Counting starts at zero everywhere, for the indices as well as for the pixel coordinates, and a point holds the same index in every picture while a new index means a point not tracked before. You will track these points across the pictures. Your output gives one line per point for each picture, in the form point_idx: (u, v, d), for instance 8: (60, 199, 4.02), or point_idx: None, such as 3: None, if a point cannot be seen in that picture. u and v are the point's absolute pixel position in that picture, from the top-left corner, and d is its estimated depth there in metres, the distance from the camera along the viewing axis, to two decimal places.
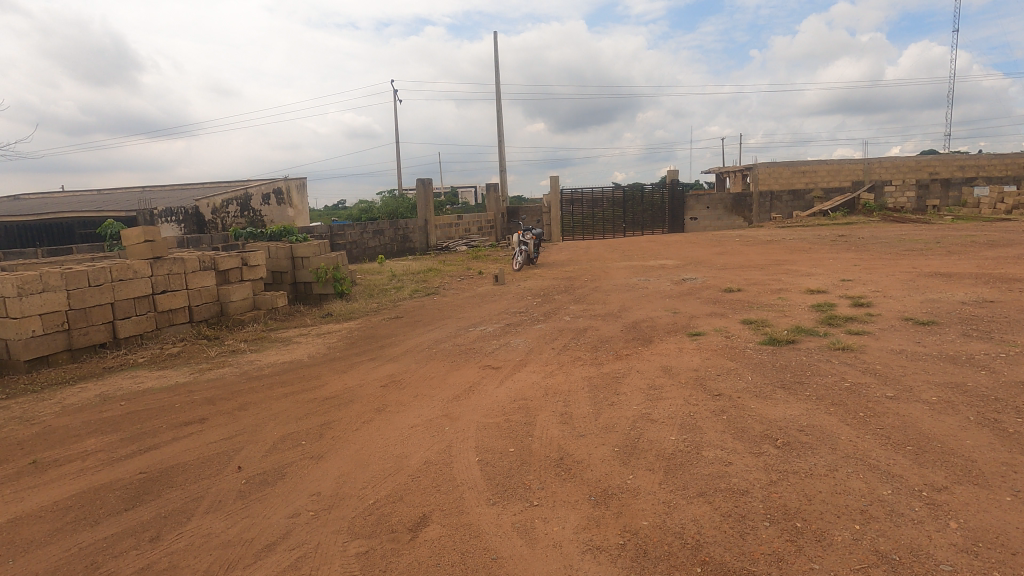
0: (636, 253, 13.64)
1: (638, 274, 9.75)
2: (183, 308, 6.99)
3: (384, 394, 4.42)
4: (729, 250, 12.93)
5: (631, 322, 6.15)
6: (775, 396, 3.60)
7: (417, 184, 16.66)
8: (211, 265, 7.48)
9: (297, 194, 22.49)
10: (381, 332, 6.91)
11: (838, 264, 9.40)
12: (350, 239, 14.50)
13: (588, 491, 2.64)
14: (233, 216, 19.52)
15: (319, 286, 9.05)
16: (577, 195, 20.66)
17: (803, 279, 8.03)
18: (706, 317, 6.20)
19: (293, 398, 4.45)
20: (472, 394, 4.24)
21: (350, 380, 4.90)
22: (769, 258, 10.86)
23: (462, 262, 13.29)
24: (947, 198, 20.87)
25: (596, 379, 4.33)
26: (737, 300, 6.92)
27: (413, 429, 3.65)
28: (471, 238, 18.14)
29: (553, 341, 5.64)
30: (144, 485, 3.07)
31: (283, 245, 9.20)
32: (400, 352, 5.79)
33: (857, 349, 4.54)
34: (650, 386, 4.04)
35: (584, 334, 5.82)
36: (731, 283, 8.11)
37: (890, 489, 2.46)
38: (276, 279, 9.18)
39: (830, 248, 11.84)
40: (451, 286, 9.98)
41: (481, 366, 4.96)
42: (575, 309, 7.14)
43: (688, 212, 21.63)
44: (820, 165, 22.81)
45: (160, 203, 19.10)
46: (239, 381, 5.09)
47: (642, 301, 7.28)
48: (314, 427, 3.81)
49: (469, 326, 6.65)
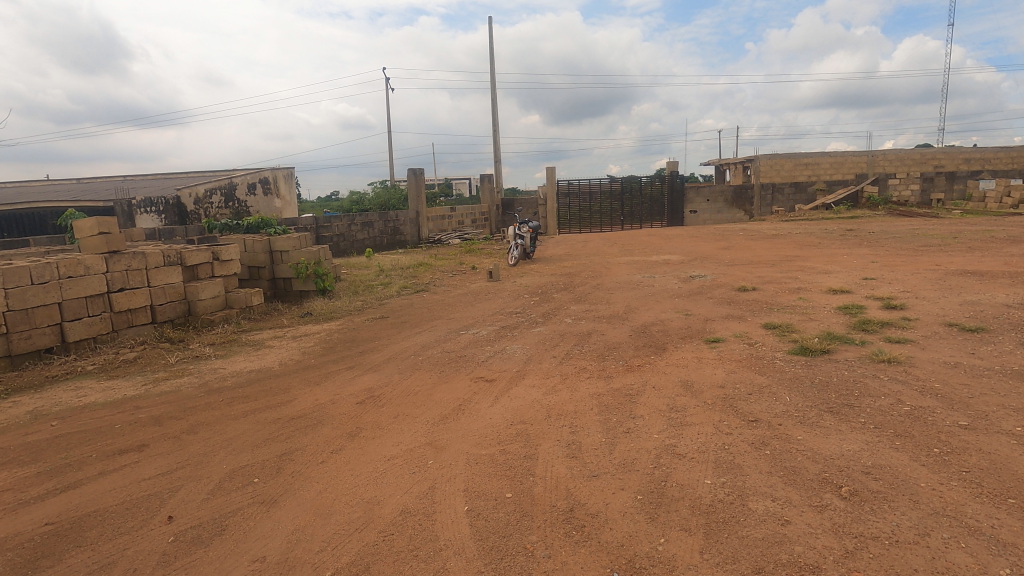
0: (637, 247, 13.04)
1: (643, 270, 9.14)
2: (144, 307, 6.34)
3: (359, 414, 3.79)
4: (735, 244, 12.35)
5: (640, 326, 5.54)
6: (824, 424, 3.00)
7: (408, 174, 15.96)
8: (177, 261, 6.81)
9: (284, 184, 21.76)
10: (363, 334, 6.28)
11: (855, 261, 8.82)
12: (338, 231, 13.81)
13: (608, 565, 2.05)
14: (217, 207, 18.77)
15: (299, 282, 8.40)
16: (575, 186, 20.01)
17: (822, 277, 7.45)
18: (722, 320, 5.60)
19: (254, 418, 3.82)
20: (463, 415, 3.62)
21: (323, 394, 4.27)
22: (779, 253, 10.30)
23: (455, 257, 12.64)
24: (952, 191, 20.43)
25: (606, 396, 3.72)
26: (754, 301, 6.32)
27: (390, 464, 3.03)
28: (465, 230, 17.50)
29: (554, 348, 5.03)
30: (47, 542, 2.45)
31: (260, 238, 8.53)
32: (383, 360, 5.16)
33: (906, 361, 3.95)
34: (672, 407, 3.44)
35: (588, 340, 5.21)
36: (743, 281, 7.53)
37: (1007, 566, 1.87)
38: (253, 275, 8.51)
39: (841, 243, 11.30)
40: (442, 283, 9.34)
41: (473, 379, 4.34)
42: (577, 310, 6.52)
43: (688, 205, 21.00)
44: (823, 157, 22.24)
45: (140, 194, 18.32)
46: (196, 394, 4.46)
47: (650, 302, 6.67)
48: (272, 458, 3.18)
49: (460, 329, 6.03)
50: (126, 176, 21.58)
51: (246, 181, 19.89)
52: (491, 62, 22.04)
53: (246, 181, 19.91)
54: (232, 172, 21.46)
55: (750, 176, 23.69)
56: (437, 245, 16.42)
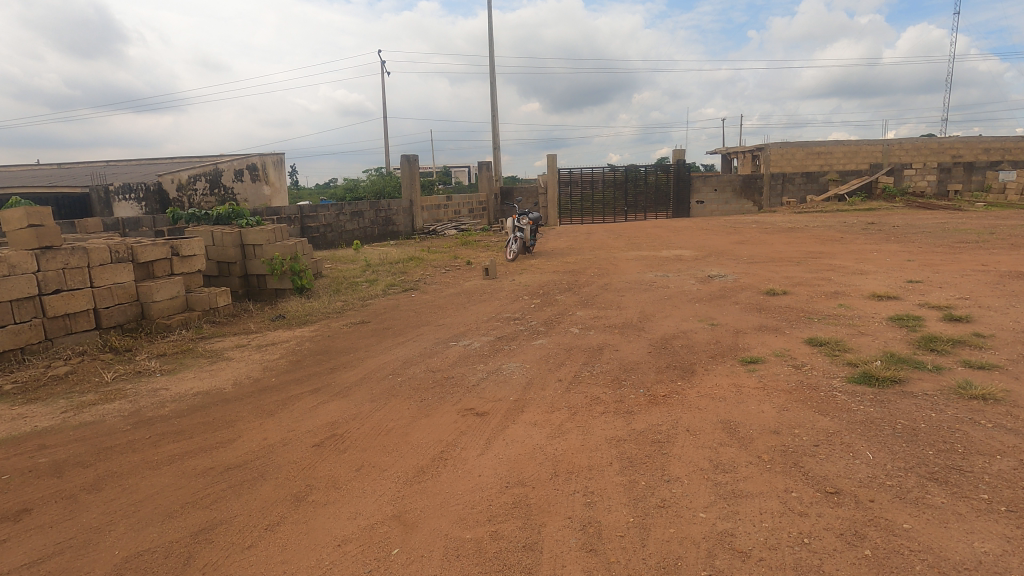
0: (645, 240, 12.21)
1: (654, 268, 8.31)
2: (87, 311, 5.50)
3: (313, 465, 2.97)
4: (750, 238, 11.51)
5: (659, 340, 4.72)
6: (935, 504, 2.19)
7: (402, 161, 15.04)
8: (128, 257, 5.97)
9: (274, 171, 20.53)
10: (338, 344, 5.45)
11: (888, 259, 8.00)
12: (326, 222, 12.89)
13: None
14: (202, 194, 17.82)
15: (274, 280, 7.57)
16: (577, 175, 19.09)
17: (859, 278, 6.62)
18: (755, 333, 4.78)
19: (180, 468, 3.01)
20: (445, 471, 2.81)
21: (274, 430, 3.45)
22: (801, 249, 9.47)
23: (449, 250, 11.78)
24: (971, 182, 19.55)
25: (629, 445, 2.91)
26: (787, 309, 5.49)
27: (340, 553, 2.21)
28: (462, 221, 16.66)
29: (559, 368, 4.21)
30: None
31: (231, 229, 7.67)
32: (356, 380, 4.34)
33: (1005, 397, 3.13)
34: (717, 465, 2.62)
35: (599, 358, 4.38)
36: (770, 283, 6.70)
37: None
38: (222, 271, 7.67)
39: (866, 238, 10.48)
40: (434, 280, 8.50)
41: (461, 413, 3.52)
42: (585, 317, 5.70)
43: (695, 195, 20.03)
44: (837, 146, 21.27)
45: (119, 181, 17.37)
46: (122, 426, 3.64)
47: (667, 308, 5.84)
48: (184, 539, 2.37)
49: (449, 340, 5.20)
50: (108, 161, 20.58)
51: (233, 168, 18.88)
52: (490, 44, 21.00)
53: (233, 168, 18.88)
54: (219, 158, 20.45)
55: (760, 165, 22.73)
56: (432, 236, 15.54)
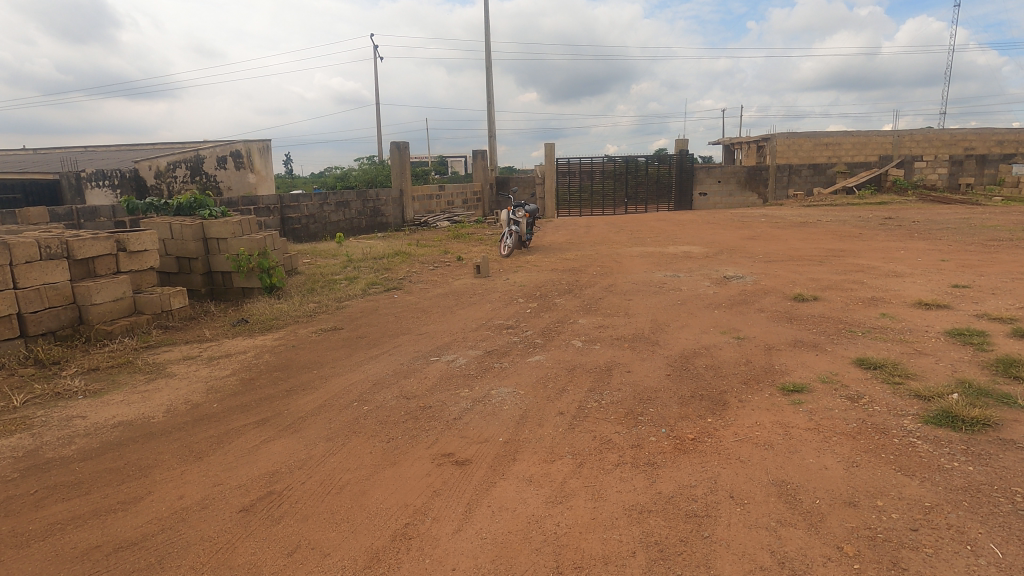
0: (648, 235, 11.46)
1: (662, 266, 7.56)
2: (9, 317, 4.69)
3: (233, 544, 2.22)
4: (761, 234, 10.78)
5: (678, 358, 3.98)
6: None
7: (391, 148, 14.22)
8: (63, 253, 5.16)
9: (259, 159, 19.54)
10: (302, 357, 4.68)
11: (919, 258, 7.29)
12: (308, 212, 12.06)
13: None
14: (182, 182, 16.89)
15: (240, 279, 6.81)
16: (575, 164, 18.29)
17: (897, 282, 5.88)
18: (791, 351, 4.04)
19: (56, 546, 2.26)
20: (407, 559, 2.07)
21: (196, 484, 2.69)
22: (820, 246, 8.76)
23: (439, 244, 10.99)
24: (983, 175, 18.87)
25: (658, 522, 2.17)
26: (822, 320, 4.75)
27: None
28: (455, 212, 15.86)
29: (560, 396, 3.46)
30: None
31: (192, 221, 6.86)
32: (313, 408, 3.58)
33: None
34: (784, 563, 1.88)
35: (608, 382, 3.63)
36: (796, 286, 5.95)
37: None
38: (182, 268, 6.87)
39: (887, 234, 9.77)
40: (420, 278, 7.73)
41: (436, 461, 2.78)
42: (588, 326, 4.94)
43: (698, 187, 19.26)
44: (846, 137, 20.57)
45: (92, 167, 16.44)
46: (7, 475, 2.88)
47: (682, 317, 5.10)
48: None
49: (430, 355, 4.45)
50: (84, 147, 19.57)
51: (215, 154, 17.93)
52: (487, 27, 20.12)
53: (215, 154, 17.92)
54: (201, 145, 19.47)
55: (765, 156, 21.94)
56: (423, 227, 14.73)
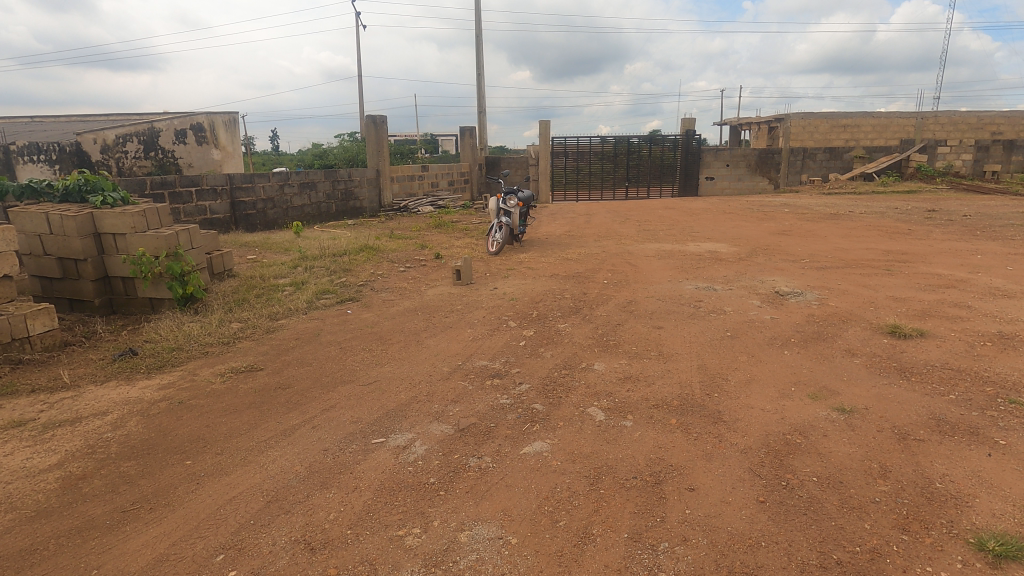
0: (660, 226, 9.94)
1: (690, 273, 6.03)
2: None
3: None
4: (792, 227, 9.29)
5: (765, 461, 2.46)
6: None
7: (366, 122, 12.50)
8: None
9: (224, 133, 17.46)
10: (182, 428, 3.10)
11: (1010, 267, 5.84)
12: (265, 195, 10.35)
13: None
14: (133, 158, 15.01)
15: (146, 287, 5.23)
16: (572, 145, 16.64)
17: (1016, 306, 4.40)
18: (945, 446, 2.52)
19: None
20: None
21: None
22: (873, 247, 7.30)
23: (417, 236, 9.38)
24: (1010, 162, 17.59)
25: None
26: (952, 375, 3.25)
27: None
28: (439, 195, 14.23)
29: (580, 559, 1.93)
30: None
31: (79, 209, 5.20)
32: (144, 568, 2.01)
33: None
34: None
35: (662, 519, 2.11)
36: (881, 310, 4.44)
37: None
38: (66, 272, 5.21)
39: (944, 232, 8.32)
40: (385, 285, 6.14)
41: None
42: (609, 378, 3.41)
43: (704, 170, 17.60)
44: (865, 119, 19.05)
45: (25, 141, 14.44)
46: None
47: (742, 364, 3.58)
48: None
49: (373, 435, 2.89)
50: (27, 117, 17.45)
51: (173, 127, 15.86)
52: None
53: (172, 127, 15.85)
54: (158, 116, 17.44)
55: (776, 138, 20.34)
56: (402, 213, 13.04)
